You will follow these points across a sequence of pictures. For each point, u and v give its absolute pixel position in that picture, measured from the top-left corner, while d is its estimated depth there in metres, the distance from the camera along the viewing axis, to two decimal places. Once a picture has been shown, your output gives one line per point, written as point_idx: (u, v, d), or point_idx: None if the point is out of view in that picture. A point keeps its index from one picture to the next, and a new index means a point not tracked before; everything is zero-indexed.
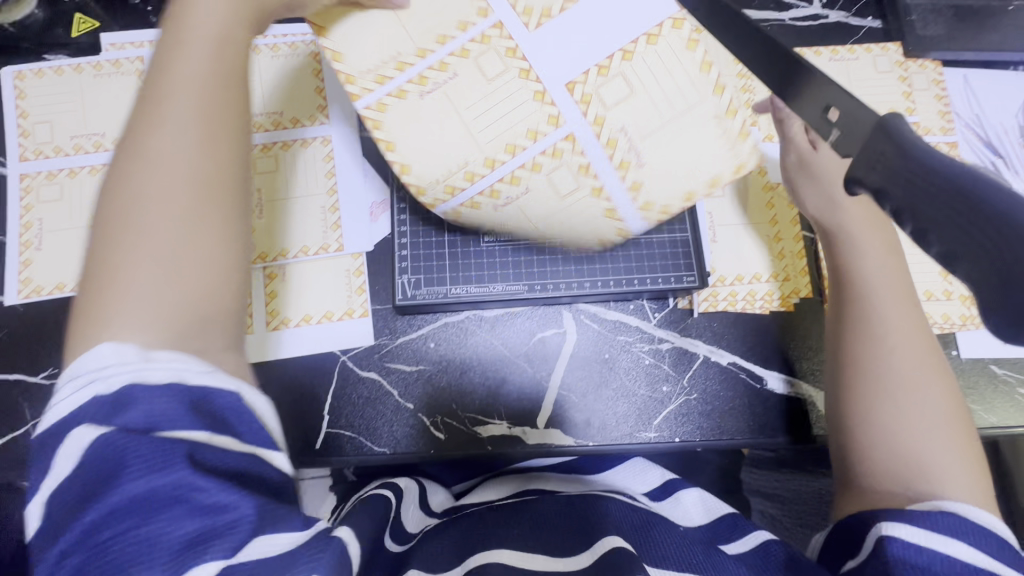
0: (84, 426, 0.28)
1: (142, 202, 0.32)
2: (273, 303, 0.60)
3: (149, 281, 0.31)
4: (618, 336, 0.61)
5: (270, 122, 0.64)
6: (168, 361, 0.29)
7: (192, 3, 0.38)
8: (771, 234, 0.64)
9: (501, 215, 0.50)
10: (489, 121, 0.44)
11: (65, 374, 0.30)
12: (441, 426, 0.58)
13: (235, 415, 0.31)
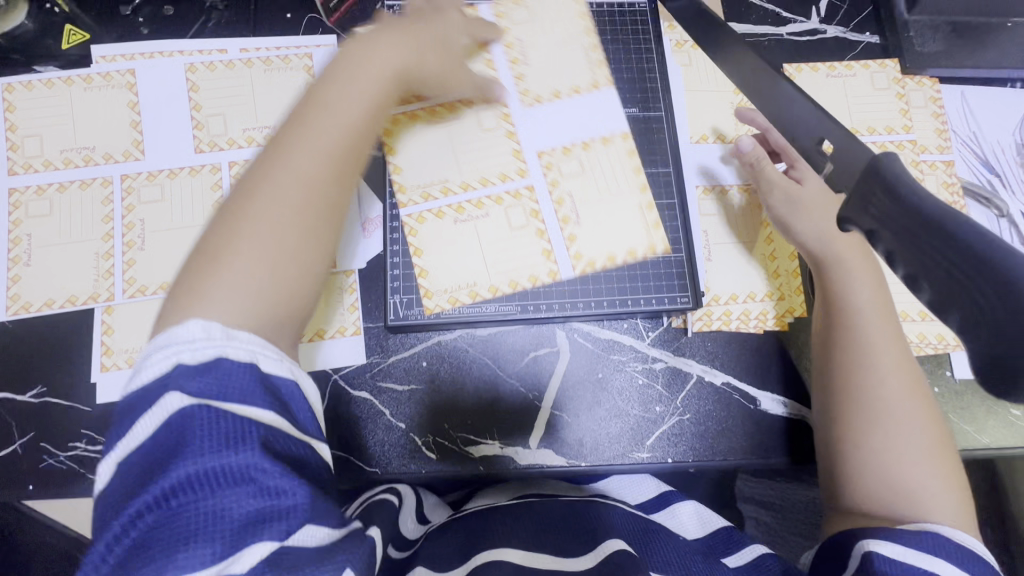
0: (177, 391, 0.34)
1: (257, 217, 0.41)
2: None
3: (256, 277, 0.39)
4: (611, 355, 0.61)
5: (262, 137, 0.63)
6: (279, 357, 0.38)
7: (362, 64, 0.50)
8: (766, 253, 0.64)
9: (431, 240, 0.60)
10: (468, 159, 0.63)
11: (157, 343, 0.36)
12: (433, 446, 0.58)
13: (291, 397, 0.38)
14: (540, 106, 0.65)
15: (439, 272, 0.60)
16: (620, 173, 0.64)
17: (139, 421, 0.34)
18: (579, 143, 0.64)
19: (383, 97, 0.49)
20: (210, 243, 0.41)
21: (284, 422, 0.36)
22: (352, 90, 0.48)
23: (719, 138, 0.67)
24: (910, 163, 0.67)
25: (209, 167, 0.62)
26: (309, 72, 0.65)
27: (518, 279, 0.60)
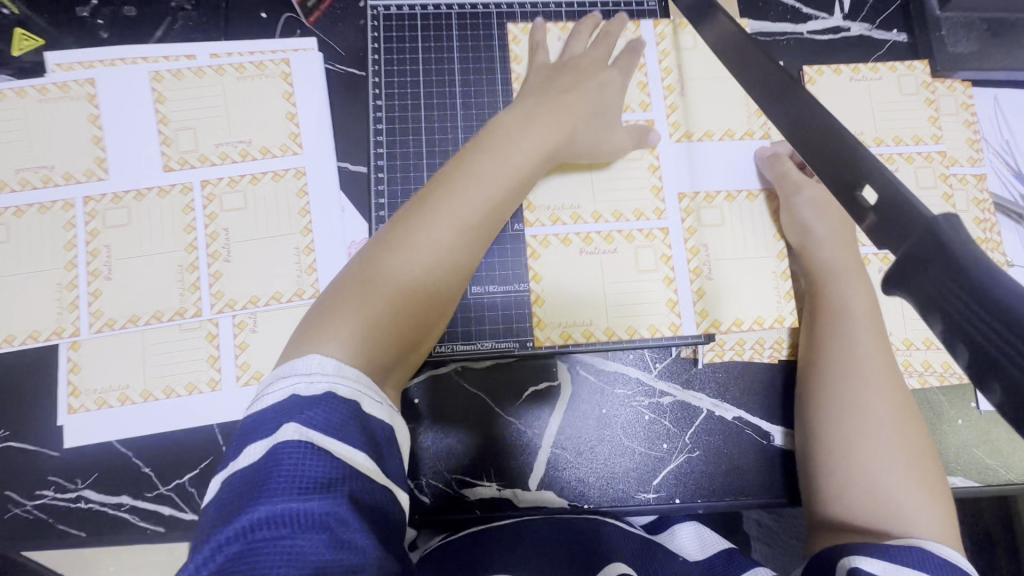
0: (290, 420, 0.35)
1: (395, 278, 0.45)
2: (242, 355, 0.55)
3: (371, 334, 0.42)
4: (615, 390, 0.57)
5: (236, 153, 0.58)
6: (379, 399, 0.40)
7: (518, 133, 0.53)
8: (779, 270, 0.60)
9: (554, 266, 0.59)
10: (609, 193, 0.61)
11: (280, 371, 0.39)
12: (426, 489, 0.54)
13: (383, 445, 0.38)
14: (690, 145, 0.63)
15: (554, 304, 0.58)
16: (628, 202, 0.61)
17: (246, 446, 0.35)
18: (722, 194, 0.62)
19: (518, 183, 0.52)
20: (333, 298, 0.44)
21: (374, 469, 0.36)
22: (499, 174, 0.50)
23: (729, 137, 0.63)
24: (939, 177, 0.62)
25: (179, 187, 0.57)
26: (287, 80, 0.59)
27: (637, 326, 0.58)
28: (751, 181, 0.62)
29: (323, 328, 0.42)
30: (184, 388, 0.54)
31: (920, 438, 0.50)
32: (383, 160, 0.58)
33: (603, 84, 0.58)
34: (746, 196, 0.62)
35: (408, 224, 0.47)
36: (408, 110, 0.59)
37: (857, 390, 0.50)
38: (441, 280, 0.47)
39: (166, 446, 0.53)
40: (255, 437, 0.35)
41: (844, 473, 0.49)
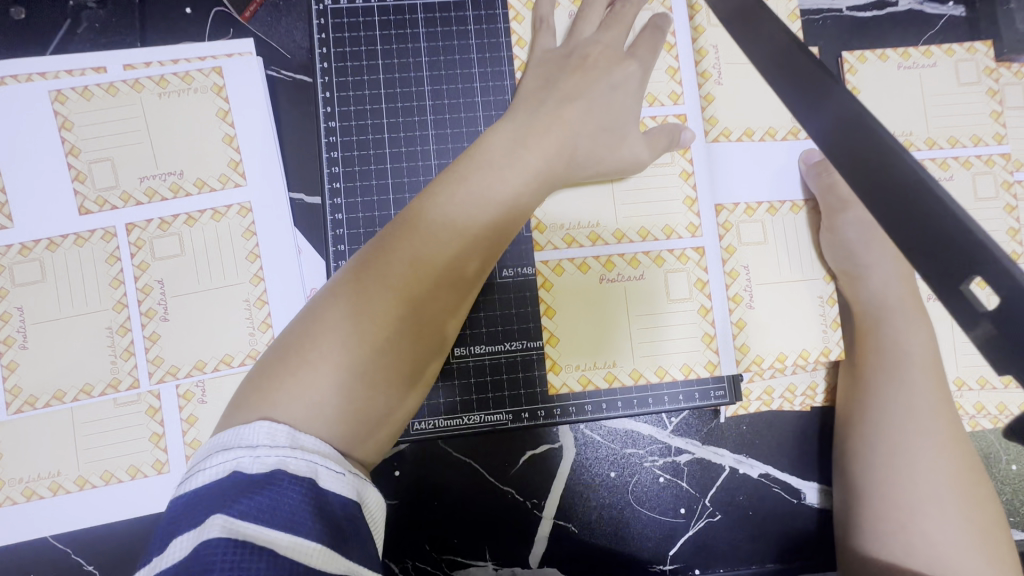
0: (223, 510, 0.28)
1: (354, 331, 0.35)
2: (191, 432, 0.47)
3: (331, 397, 0.34)
4: (625, 451, 0.50)
5: (166, 188, 0.48)
6: (341, 469, 0.32)
7: (517, 156, 0.42)
8: (825, 294, 0.49)
9: (570, 297, 0.48)
10: (632, 207, 0.48)
11: (220, 442, 0.32)
12: (413, 571, 0.48)
13: (348, 526, 0.31)
14: (725, 147, 0.50)
15: (571, 343, 0.47)
16: (656, 217, 0.48)
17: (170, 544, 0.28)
18: (764, 205, 0.50)
19: (511, 216, 0.41)
20: (282, 352, 0.35)
21: (334, 559, 0.29)
22: (483, 205, 0.40)
23: (768, 136, 0.50)
24: (1000, 185, 0.53)
25: (100, 232, 0.48)
26: (221, 94, 0.49)
27: (667, 366, 0.47)
28: (795, 186, 0.50)
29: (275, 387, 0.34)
30: (125, 472, 0.46)
31: (986, 509, 0.42)
32: (339, 186, 0.48)
33: (618, 83, 0.46)
34: (788, 207, 0.50)
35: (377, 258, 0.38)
36: (367, 124, 0.48)
37: (908, 449, 0.43)
38: (413, 337, 0.38)
39: (109, 540, 0.46)
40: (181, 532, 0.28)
41: (897, 539, 0.42)
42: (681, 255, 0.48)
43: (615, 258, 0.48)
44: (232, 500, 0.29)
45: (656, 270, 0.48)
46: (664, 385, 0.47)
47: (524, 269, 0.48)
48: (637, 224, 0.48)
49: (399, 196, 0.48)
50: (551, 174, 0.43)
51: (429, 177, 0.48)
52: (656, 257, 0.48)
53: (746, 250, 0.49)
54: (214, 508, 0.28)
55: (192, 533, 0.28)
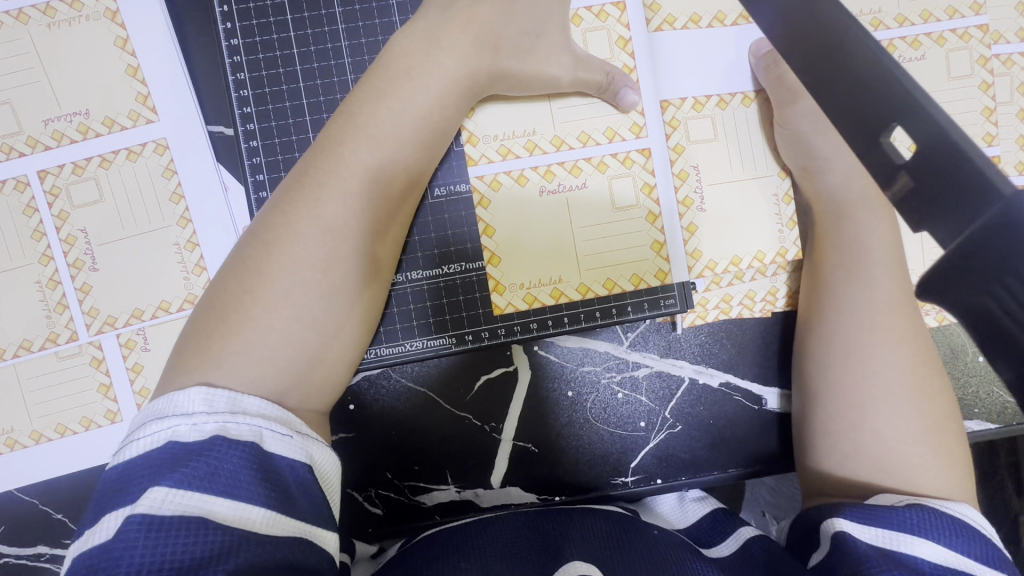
0: (161, 482, 0.28)
1: (273, 268, 0.35)
2: (138, 380, 0.46)
3: (258, 334, 0.34)
4: (581, 369, 0.49)
5: (73, 129, 0.45)
6: (287, 430, 0.32)
7: (431, 58, 0.39)
8: (780, 192, 0.47)
9: (509, 213, 0.45)
10: (569, 111, 0.45)
11: (154, 410, 0.31)
12: (377, 500, 0.48)
13: (297, 485, 0.31)
14: (668, 36, 0.46)
15: (514, 260, 0.46)
16: (596, 119, 0.45)
17: (105, 517, 0.28)
18: (713, 99, 0.46)
19: (434, 133, 0.40)
20: (213, 303, 0.35)
21: (280, 521, 0.29)
22: (405, 123, 0.38)
23: (716, 21, 0.46)
24: (976, 61, 0.49)
25: (12, 182, 0.45)
26: (115, 19, 0.45)
27: (616, 277, 0.46)
28: (746, 75, 0.46)
29: (208, 339, 0.34)
30: (79, 424, 0.46)
31: (942, 398, 0.41)
32: (252, 111, 0.45)
33: None
34: (739, 99, 0.46)
35: (299, 202, 0.36)
36: (273, 40, 0.44)
37: (864, 343, 0.42)
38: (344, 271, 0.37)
39: (75, 489, 0.47)
40: (117, 505, 0.28)
41: (848, 437, 0.41)
42: (625, 159, 0.46)
43: (552, 166, 0.45)
44: (168, 472, 0.28)
45: (597, 176, 0.45)
46: (611, 298, 0.46)
47: (458, 187, 0.45)
48: (574, 129, 0.45)
49: (317, 117, 0.45)
50: (470, 80, 0.40)
51: (347, 95, 0.45)
52: (599, 161, 0.45)
53: (693, 152, 0.46)
54: (154, 479, 0.28)
55: (128, 505, 0.28)
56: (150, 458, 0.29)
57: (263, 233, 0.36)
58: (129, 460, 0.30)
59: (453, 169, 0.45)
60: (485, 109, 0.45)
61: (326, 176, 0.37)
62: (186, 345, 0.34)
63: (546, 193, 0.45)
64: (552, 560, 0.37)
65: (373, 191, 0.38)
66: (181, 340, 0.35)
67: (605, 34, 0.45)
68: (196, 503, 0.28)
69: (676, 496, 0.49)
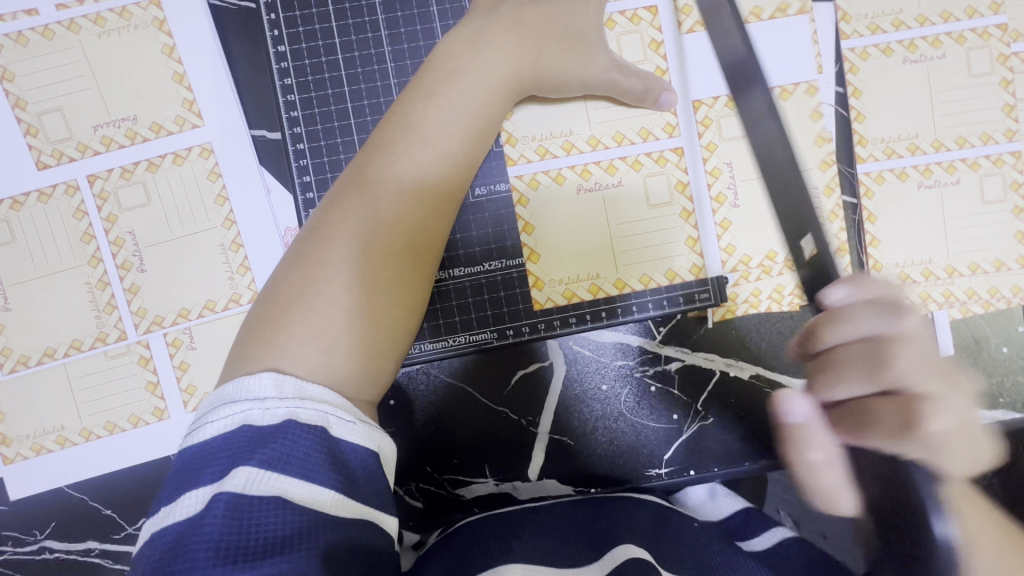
0: (241, 463, 0.30)
1: (336, 265, 0.37)
2: (185, 378, 0.48)
3: (323, 329, 0.35)
4: (615, 363, 0.50)
5: (122, 135, 0.47)
6: (352, 416, 0.33)
7: (474, 60, 0.41)
8: (823, 183, 0.50)
9: (548, 211, 0.47)
10: (605, 112, 0.46)
11: (227, 394, 0.32)
12: (417, 493, 0.49)
13: (362, 470, 0.32)
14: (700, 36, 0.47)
15: (553, 257, 0.47)
16: (631, 119, 0.46)
17: (189, 493, 0.30)
18: None
19: (479, 134, 0.42)
20: (276, 298, 0.37)
21: (347, 505, 0.31)
22: (452, 125, 0.40)
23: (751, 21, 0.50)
24: (996, 59, 0.50)
25: (62, 187, 0.47)
26: (163, 28, 0.46)
27: (652, 273, 0.47)
28: (785, 73, 0.50)
29: (274, 331, 0.35)
30: (127, 421, 0.47)
31: None
32: (298, 115, 0.46)
33: None
34: (771, 99, 0.49)
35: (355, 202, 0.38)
36: (319, 46, 0.46)
37: None
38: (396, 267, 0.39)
39: (122, 485, 0.48)
40: (199, 482, 0.30)
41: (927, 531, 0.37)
42: (659, 157, 0.47)
43: (590, 165, 0.46)
44: (247, 454, 0.30)
45: (632, 174, 0.47)
46: (645, 293, 0.47)
47: (497, 186, 0.46)
48: (609, 129, 0.46)
49: (361, 120, 0.46)
50: (512, 83, 0.42)
51: (390, 99, 0.46)
52: (635, 159, 0.47)
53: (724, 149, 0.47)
54: (235, 460, 0.30)
55: (211, 483, 0.30)
56: (228, 439, 0.31)
57: (321, 231, 0.38)
58: (207, 440, 0.31)
59: (492, 170, 0.46)
60: (522, 111, 0.46)
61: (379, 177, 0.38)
62: (251, 337, 0.36)
63: (584, 191, 0.47)
64: (597, 548, 0.39)
65: (422, 191, 0.40)
66: (244, 333, 0.37)
67: (638, 37, 0.47)
68: (274, 484, 0.29)
69: (706, 489, 0.50)
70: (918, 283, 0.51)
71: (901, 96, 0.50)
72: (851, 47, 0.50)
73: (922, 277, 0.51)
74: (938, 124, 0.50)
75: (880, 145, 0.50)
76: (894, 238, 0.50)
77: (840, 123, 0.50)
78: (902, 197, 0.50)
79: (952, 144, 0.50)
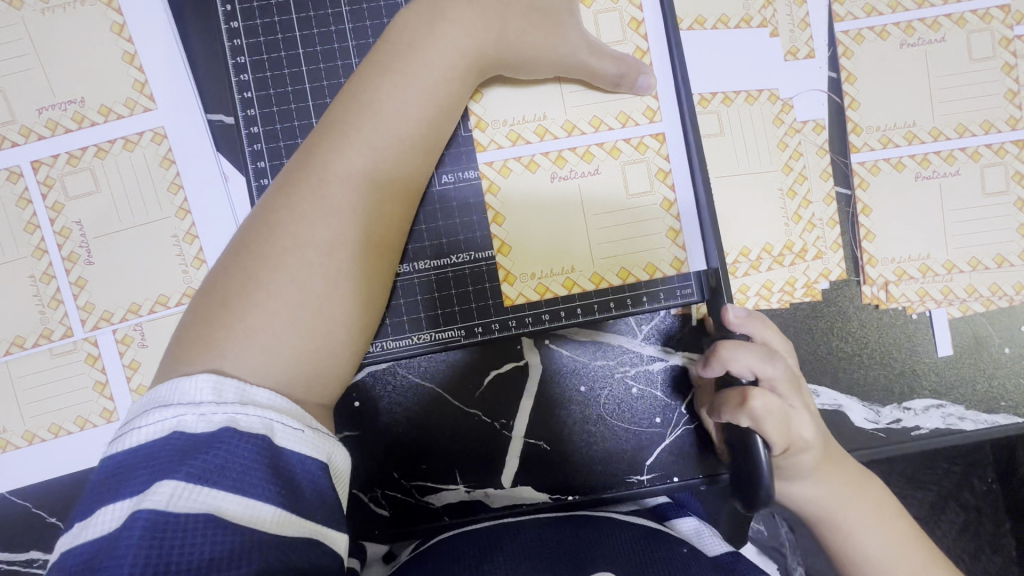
0: (169, 476, 0.27)
1: (284, 257, 0.34)
2: (135, 377, 0.45)
3: (269, 325, 0.33)
4: (593, 364, 0.47)
5: (68, 118, 0.44)
6: (299, 424, 0.31)
7: (435, 39, 0.38)
8: (785, 187, 0.47)
9: (521, 200, 0.44)
10: (580, 95, 0.44)
11: (159, 398, 0.30)
12: (384, 501, 0.47)
13: (308, 481, 0.30)
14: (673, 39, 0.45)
15: (525, 249, 0.44)
16: (609, 102, 0.44)
17: (108, 509, 0.27)
18: (718, 96, 0.46)
19: (441, 116, 0.39)
20: (219, 292, 0.34)
21: (290, 522, 0.28)
22: (410, 106, 0.38)
23: (720, 25, 0.46)
24: (998, 43, 0.47)
25: (4, 173, 0.44)
26: (112, 5, 0.43)
27: (631, 267, 0.44)
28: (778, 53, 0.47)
29: (214, 328, 0.33)
30: (73, 423, 0.45)
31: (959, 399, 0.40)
32: (251, 96, 0.43)
33: None
34: (767, 96, 0.47)
35: (307, 192, 0.36)
36: (274, 23, 0.43)
37: None
38: (354, 261, 0.36)
39: (69, 491, 0.45)
40: (122, 495, 0.27)
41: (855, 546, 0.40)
42: (639, 143, 0.44)
43: (565, 152, 0.44)
44: (175, 466, 0.27)
45: (610, 162, 0.44)
46: (621, 289, 0.45)
47: (466, 172, 0.44)
48: (585, 114, 0.44)
49: (319, 102, 0.43)
50: (477, 61, 0.39)
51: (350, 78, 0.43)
52: (613, 146, 0.44)
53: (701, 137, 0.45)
54: (162, 472, 0.27)
55: (134, 499, 0.27)
56: (157, 448, 0.28)
57: (271, 221, 0.35)
58: (134, 448, 0.29)
59: (460, 157, 0.44)
60: (491, 90, 0.44)
61: (336, 167, 0.36)
62: (190, 335, 0.33)
63: (558, 177, 0.44)
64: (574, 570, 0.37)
65: (382, 184, 0.37)
66: (184, 330, 0.34)
67: (617, 15, 0.44)
68: (205, 499, 0.27)
69: (695, 525, 0.46)
70: (914, 280, 0.48)
71: (897, 84, 0.47)
72: (845, 29, 0.47)
73: (919, 273, 0.48)
74: (936, 112, 0.47)
75: (875, 134, 0.48)
76: (889, 231, 0.48)
77: (832, 112, 0.48)
78: (898, 189, 0.48)
79: (951, 133, 0.47)
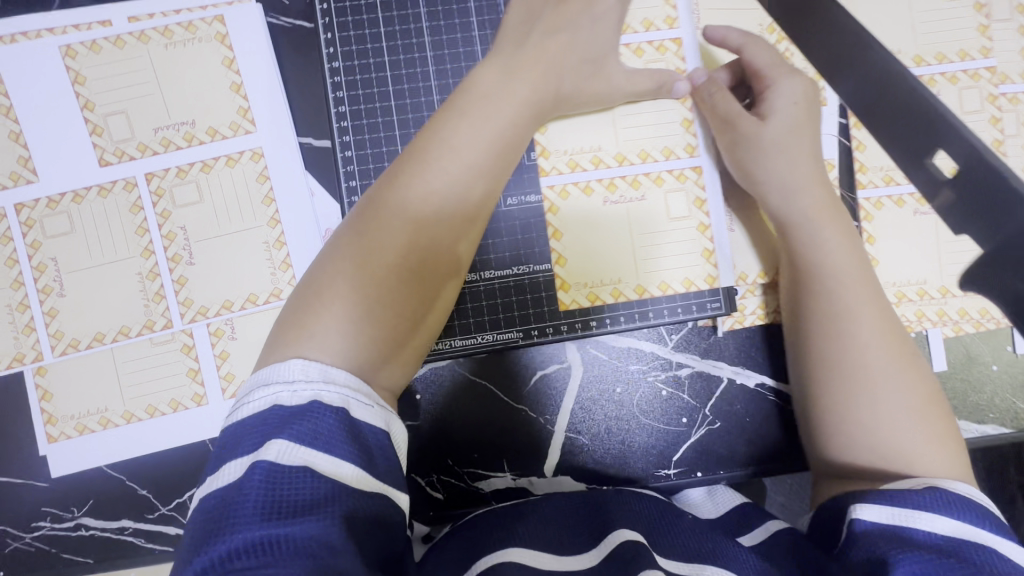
0: (273, 438, 0.33)
1: (366, 256, 0.40)
2: (225, 366, 0.50)
3: (354, 315, 0.38)
4: (629, 368, 0.53)
5: (180, 138, 0.50)
6: (369, 400, 0.36)
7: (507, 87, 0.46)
8: None
9: (579, 218, 0.52)
10: (629, 130, 0.52)
11: (261, 378, 0.36)
12: (439, 485, 0.52)
13: (379, 448, 0.35)
14: None
15: (582, 260, 0.52)
16: (655, 139, 0.52)
17: (227, 466, 0.32)
18: None
19: (506, 147, 0.46)
20: (311, 284, 0.40)
21: (366, 480, 0.33)
22: (484, 137, 0.44)
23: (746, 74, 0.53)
24: (986, 98, 0.54)
25: (121, 183, 0.50)
26: (225, 42, 0.50)
27: (666, 281, 0.52)
28: None
29: (307, 315, 0.39)
30: (167, 405, 0.50)
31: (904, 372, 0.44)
32: (348, 125, 0.50)
33: (599, 20, 0.49)
34: None
35: (390, 201, 0.42)
36: (369, 63, 0.50)
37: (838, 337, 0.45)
38: (428, 262, 0.42)
39: (159, 467, 0.50)
40: (237, 455, 0.33)
41: (842, 432, 0.44)
42: (679, 174, 0.52)
43: (612, 180, 0.52)
44: (277, 431, 0.33)
45: (647, 193, 0.52)
46: (649, 302, 0.52)
47: (526, 197, 0.52)
48: (629, 150, 0.52)
49: (404, 132, 0.51)
50: (541, 102, 0.47)
51: (433, 112, 0.50)
52: (653, 178, 0.52)
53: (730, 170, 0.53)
54: (269, 435, 0.33)
55: (247, 456, 0.32)
56: (261, 418, 0.34)
57: (360, 224, 0.42)
58: (242, 420, 0.34)
59: (521, 183, 0.52)
60: (557, 121, 0.52)
61: (418, 183, 0.42)
62: (287, 320, 0.39)
63: (611, 201, 0.52)
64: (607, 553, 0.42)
65: (453, 203, 0.43)
66: (284, 321, 0.40)
67: (665, 65, 0.53)
68: (303, 457, 0.32)
69: (705, 490, 0.52)
70: (913, 302, 0.54)
71: (900, 129, 0.54)
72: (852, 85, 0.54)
73: (917, 296, 0.54)
74: (932, 156, 0.54)
75: (879, 173, 0.54)
76: (890, 259, 0.54)
77: (842, 154, 0.55)
78: (899, 222, 0.54)
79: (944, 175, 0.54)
